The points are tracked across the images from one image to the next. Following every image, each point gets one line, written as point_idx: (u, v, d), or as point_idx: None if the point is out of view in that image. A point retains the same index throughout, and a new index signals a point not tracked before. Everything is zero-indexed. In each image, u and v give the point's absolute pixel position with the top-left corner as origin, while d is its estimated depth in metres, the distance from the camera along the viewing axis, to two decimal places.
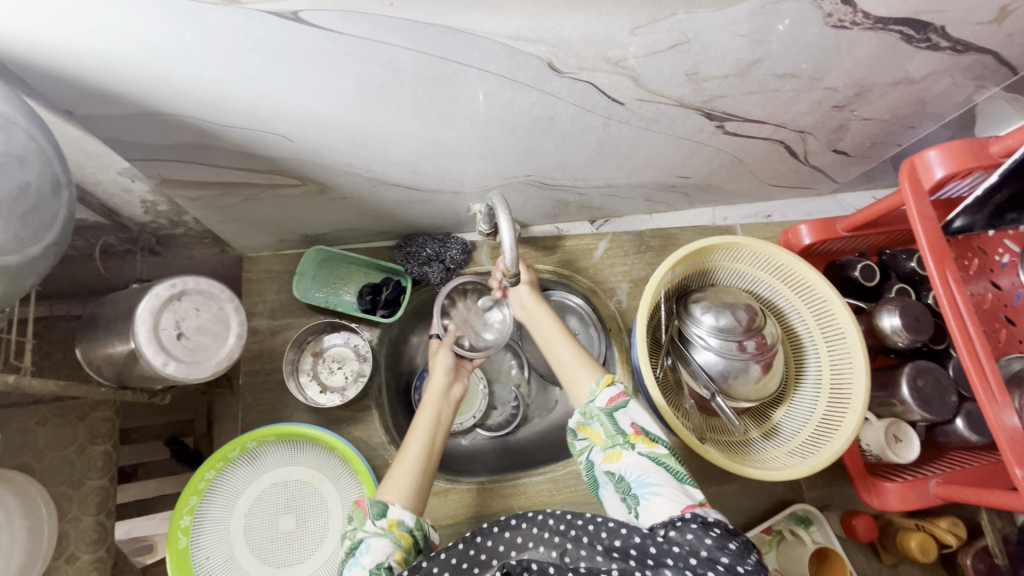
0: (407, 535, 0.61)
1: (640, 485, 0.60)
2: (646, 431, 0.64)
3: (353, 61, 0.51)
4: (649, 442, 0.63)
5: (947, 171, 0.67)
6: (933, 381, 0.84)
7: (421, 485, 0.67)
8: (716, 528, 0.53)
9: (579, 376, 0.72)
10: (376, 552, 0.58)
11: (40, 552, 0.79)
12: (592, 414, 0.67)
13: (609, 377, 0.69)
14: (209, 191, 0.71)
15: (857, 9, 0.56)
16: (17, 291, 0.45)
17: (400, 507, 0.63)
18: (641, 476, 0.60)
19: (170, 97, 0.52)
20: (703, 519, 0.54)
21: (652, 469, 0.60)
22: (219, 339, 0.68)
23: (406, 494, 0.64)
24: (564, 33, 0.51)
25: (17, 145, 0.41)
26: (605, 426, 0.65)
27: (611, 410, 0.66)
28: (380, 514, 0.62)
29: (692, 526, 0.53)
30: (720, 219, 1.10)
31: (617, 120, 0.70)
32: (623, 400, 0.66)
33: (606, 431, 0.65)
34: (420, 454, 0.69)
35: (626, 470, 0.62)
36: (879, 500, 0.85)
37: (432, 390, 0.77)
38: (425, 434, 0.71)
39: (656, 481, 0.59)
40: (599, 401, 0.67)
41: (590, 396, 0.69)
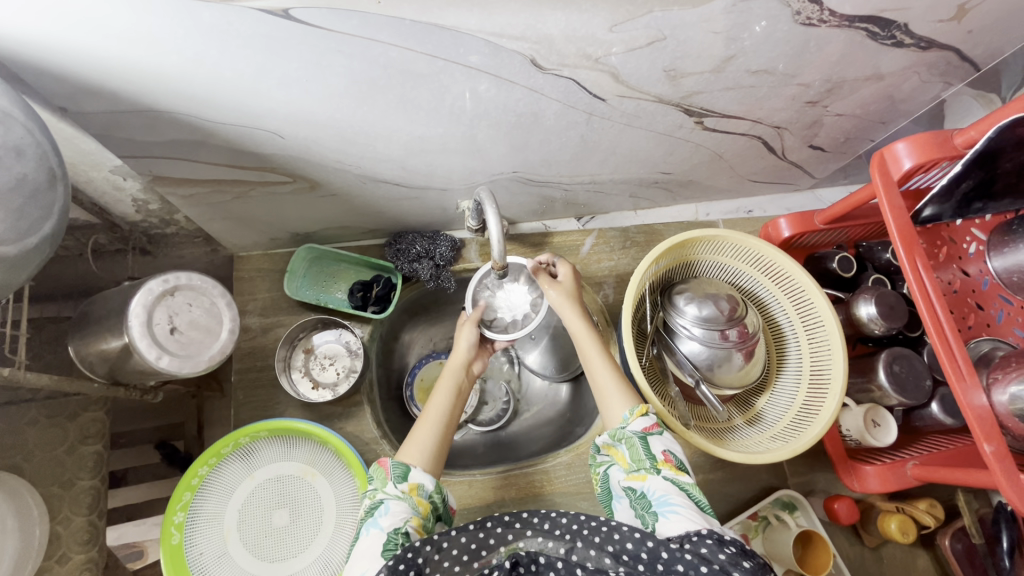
0: (425, 502, 0.64)
1: (660, 504, 0.61)
2: (675, 460, 0.65)
3: (342, 58, 0.53)
4: (676, 470, 0.64)
5: (914, 162, 0.70)
6: (908, 367, 0.86)
7: (438, 450, 0.70)
8: (732, 546, 0.52)
9: (613, 399, 0.73)
10: (395, 516, 0.60)
11: (31, 552, 0.79)
12: (622, 437, 0.69)
13: (645, 407, 0.70)
14: (201, 189, 0.72)
15: (824, 7, 0.59)
16: (14, 282, 0.46)
17: (420, 470, 0.66)
18: (663, 496, 0.61)
19: (165, 94, 0.53)
20: (719, 537, 0.53)
21: (675, 491, 0.61)
22: (211, 334, 0.69)
23: (425, 457, 0.68)
24: (546, 30, 0.53)
25: (15, 139, 0.43)
26: (633, 449, 0.67)
27: (645, 436, 0.67)
28: (402, 477, 0.64)
29: (708, 541, 0.53)
30: (703, 215, 1.13)
31: (599, 116, 0.72)
32: (657, 429, 0.68)
33: (633, 454, 0.67)
34: (440, 420, 0.72)
35: (649, 490, 0.63)
36: (859, 484, 0.88)
37: (452, 361, 0.80)
38: (447, 403, 0.75)
39: (677, 502, 0.60)
40: (634, 426, 0.68)
41: (621, 422, 0.71)
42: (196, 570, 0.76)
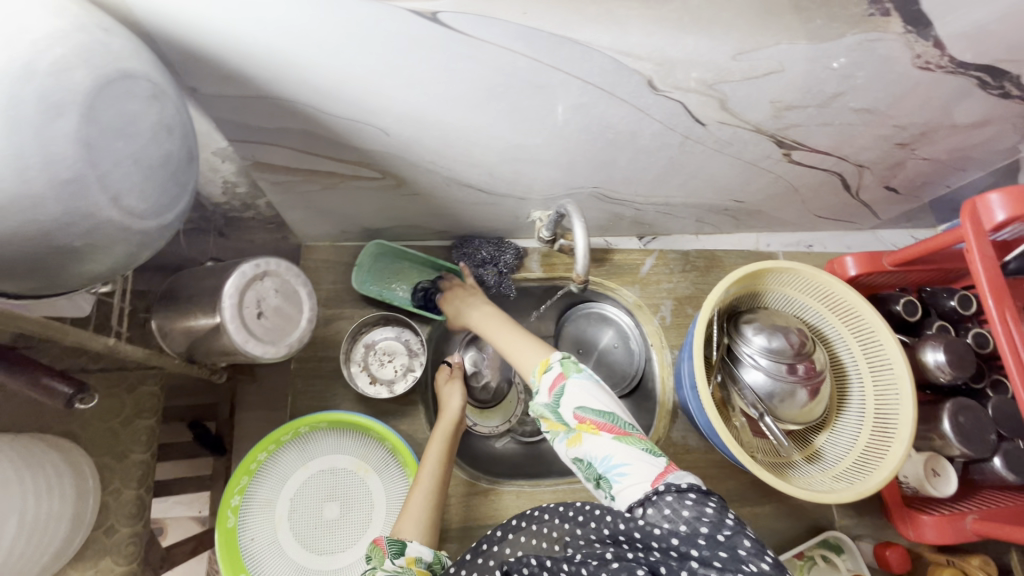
0: (425, 568, 0.63)
1: (607, 467, 0.59)
2: (591, 413, 0.61)
3: (471, 64, 0.53)
4: (598, 424, 0.61)
5: (1008, 215, 0.70)
6: (974, 419, 0.85)
7: (432, 518, 0.71)
8: (690, 494, 0.53)
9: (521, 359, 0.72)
10: None
11: (83, 521, 0.80)
12: (542, 412, 0.65)
13: (545, 365, 0.67)
14: (294, 176, 0.73)
15: (945, 52, 0.59)
16: (140, 257, 0.46)
17: (418, 543, 0.66)
18: (606, 459, 0.59)
19: (293, 83, 0.54)
20: (676, 488, 0.53)
21: (612, 448, 0.59)
22: (293, 321, 0.70)
23: (420, 529, 0.69)
24: (672, 53, 0.54)
25: (168, 116, 0.43)
26: (553, 419, 0.64)
27: (555, 402, 0.64)
28: (399, 553, 0.63)
29: (667, 498, 0.53)
30: (763, 245, 1.12)
31: (693, 140, 0.72)
32: (561, 386, 0.64)
33: (556, 425, 0.64)
34: (431, 486, 0.73)
35: (588, 453, 0.61)
36: (915, 532, 0.87)
37: (441, 423, 0.82)
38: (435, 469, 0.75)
39: (622, 460, 0.59)
40: (542, 394, 0.65)
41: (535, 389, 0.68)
42: (247, 556, 0.75)
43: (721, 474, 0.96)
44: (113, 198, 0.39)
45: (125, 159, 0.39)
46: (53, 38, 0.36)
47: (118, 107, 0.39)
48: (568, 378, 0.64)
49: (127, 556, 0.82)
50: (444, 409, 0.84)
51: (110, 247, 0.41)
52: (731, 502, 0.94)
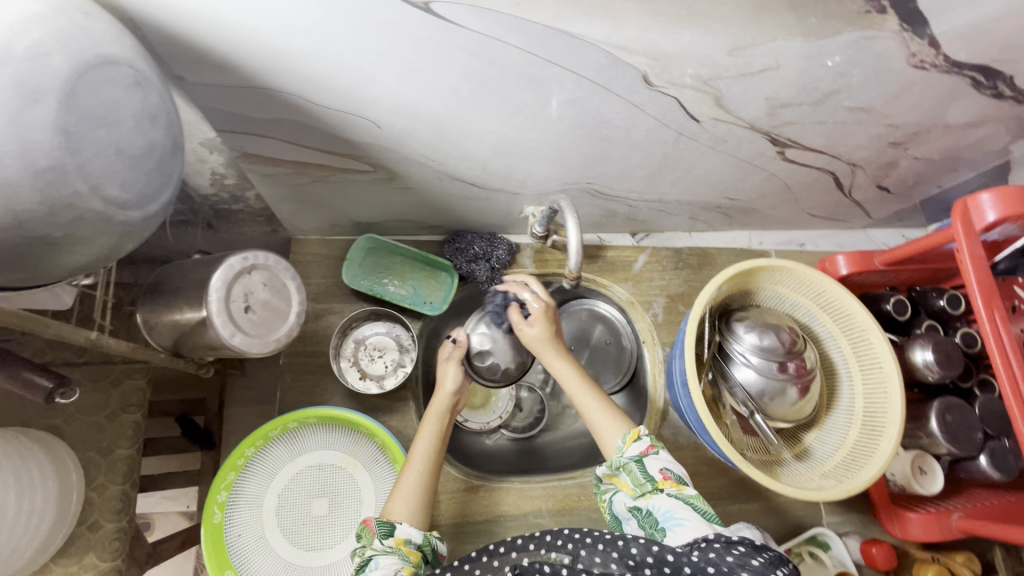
0: (416, 550, 0.64)
1: (665, 518, 0.60)
2: (675, 476, 0.65)
3: (464, 56, 0.52)
4: (678, 486, 0.64)
5: (999, 215, 0.70)
6: (960, 418, 0.86)
7: (424, 502, 0.70)
8: (741, 546, 0.51)
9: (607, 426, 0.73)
10: (386, 569, 0.59)
11: (66, 518, 0.78)
12: (620, 465, 0.68)
13: (635, 434, 0.70)
14: (283, 169, 0.72)
15: (940, 52, 0.59)
16: (123, 249, 0.45)
17: (407, 525, 0.65)
18: (668, 511, 0.61)
19: (283, 72, 0.53)
20: (727, 539, 0.52)
21: (679, 506, 0.61)
22: (282, 316, 0.69)
23: (411, 511, 0.68)
24: (668, 47, 0.53)
25: (151, 103, 0.41)
26: (634, 474, 0.67)
27: (641, 459, 0.67)
28: (387, 534, 0.63)
29: (715, 545, 0.52)
30: (756, 244, 1.12)
31: (688, 137, 0.71)
32: (652, 451, 0.68)
33: (634, 480, 0.66)
34: (424, 470, 0.72)
35: (655, 507, 0.63)
36: (901, 530, 0.87)
37: (435, 405, 0.80)
38: (427, 449, 0.75)
39: (683, 515, 0.60)
40: (630, 451, 0.68)
41: (616, 450, 0.70)
42: (234, 552, 0.75)
43: (711, 471, 0.96)
44: (95, 188, 0.38)
45: (107, 148, 0.38)
46: (32, 22, 0.35)
47: (100, 94, 0.37)
48: (659, 446, 0.69)
49: (112, 552, 0.81)
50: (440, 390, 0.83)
51: (92, 239, 0.40)
52: (722, 499, 0.94)
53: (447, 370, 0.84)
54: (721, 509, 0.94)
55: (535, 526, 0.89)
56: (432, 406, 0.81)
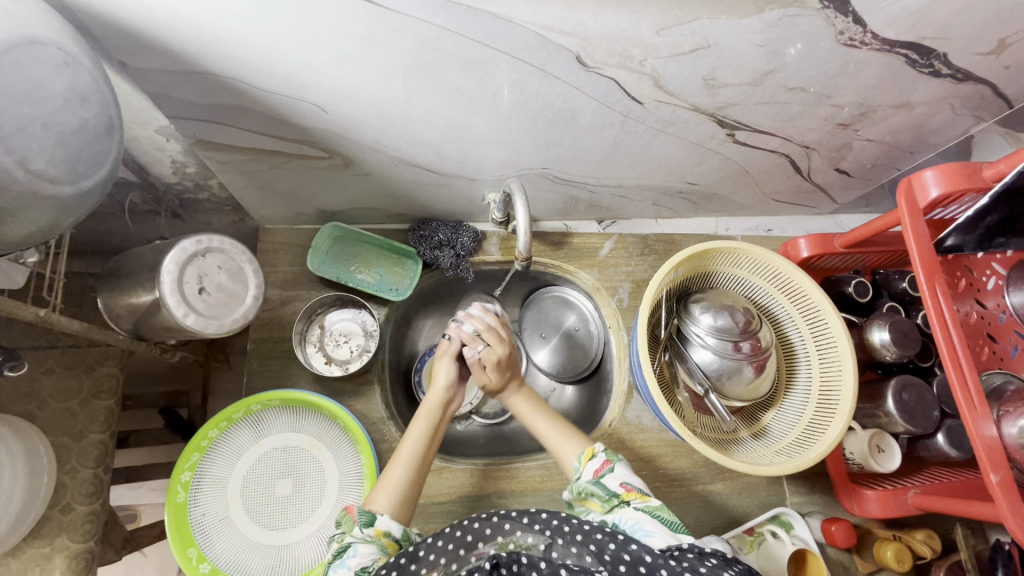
0: (395, 543, 0.63)
1: (633, 532, 0.60)
2: (637, 488, 0.65)
3: (396, 38, 0.54)
4: (643, 497, 0.63)
5: (941, 191, 0.71)
6: (917, 396, 0.86)
7: (409, 495, 0.69)
8: (713, 557, 0.51)
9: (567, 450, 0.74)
10: (363, 557, 0.60)
11: (37, 499, 0.79)
12: (582, 489, 0.68)
13: (590, 451, 0.71)
14: (240, 155, 0.74)
15: (867, 29, 0.61)
16: (60, 225, 0.47)
17: (387, 516, 0.64)
18: (635, 524, 0.61)
19: (221, 56, 0.55)
20: (700, 550, 0.52)
21: (645, 519, 0.60)
22: (237, 299, 0.71)
23: (393, 503, 0.67)
24: (595, 28, 0.55)
25: (82, 84, 0.44)
26: (597, 493, 0.66)
27: (598, 479, 0.67)
28: (368, 523, 0.63)
29: (688, 555, 0.52)
30: (723, 230, 1.13)
31: (634, 119, 0.73)
32: (608, 467, 0.68)
33: (601, 498, 0.66)
34: (411, 462, 0.71)
35: (621, 521, 0.62)
36: (859, 507, 0.89)
37: (430, 399, 0.78)
38: (419, 443, 0.73)
39: (650, 529, 0.59)
40: (586, 473, 0.68)
41: (576, 473, 0.70)
42: (197, 530, 0.77)
43: (675, 452, 0.97)
44: (20, 161, 0.40)
45: (32, 124, 0.40)
46: None
47: (23, 71, 0.39)
48: (613, 461, 0.68)
49: (83, 534, 0.82)
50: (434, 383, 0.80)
51: (23, 213, 0.42)
52: (684, 480, 0.96)
53: (442, 366, 0.81)
54: (684, 489, 0.95)
55: (499, 507, 0.91)
56: (426, 401, 0.78)
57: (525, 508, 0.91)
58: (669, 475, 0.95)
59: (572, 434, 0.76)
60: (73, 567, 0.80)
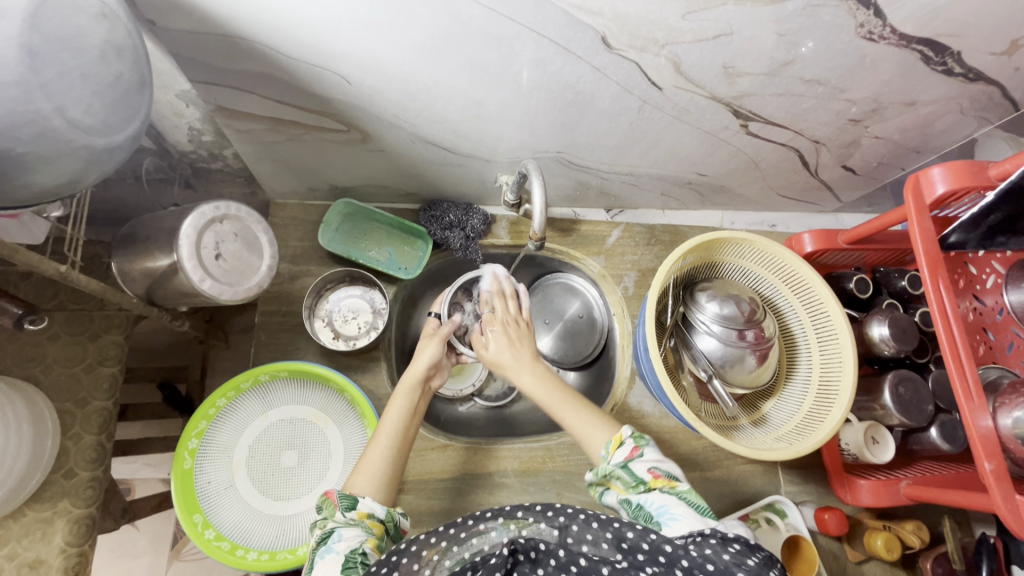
0: (378, 523, 0.63)
1: (659, 513, 0.59)
2: (664, 473, 0.64)
3: (426, 9, 0.55)
4: (669, 482, 0.63)
5: (948, 188, 0.72)
6: (913, 390, 0.88)
7: (390, 476, 0.69)
8: (736, 543, 0.51)
9: (597, 432, 0.72)
10: (350, 540, 0.58)
11: (41, 463, 0.76)
12: (608, 472, 0.67)
13: (617, 440, 0.69)
14: (258, 125, 0.74)
15: (886, 23, 0.62)
16: (90, 178, 0.47)
17: (370, 499, 0.64)
18: (662, 506, 0.60)
19: (252, 20, 0.55)
20: (722, 535, 0.52)
21: (672, 501, 0.60)
22: (253, 266, 0.71)
23: (374, 485, 0.67)
24: (622, 9, 0.56)
25: (117, 36, 0.44)
26: (624, 479, 0.65)
27: (627, 463, 0.66)
28: (350, 506, 0.62)
29: (711, 541, 0.52)
30: (728, 224, 1.15)
31: (651, 105, 0.74)
32: (638, 452, 0.67)
33: (627, 483, 0.65)
34: (391, 446, 0.71)
35: (647, 502, 0.62)
36: (852, 496, 0.91)
37: (408, 375, 0.78)
38: (397, 426, 0.73)
39: (677, 511, 0.58)
40: (615, 458, 0.67)
41: (603, 458, 0.69)
42: (203, 498, 0.77)
43: (674, 439, 0.99)
44: (58, 108, 0.40)
45: (70, 72, 0.41)
46: None
47: (62, 20, 0.40)
48: (642, 446, 0.67)
49: (85, 499, 0.79)
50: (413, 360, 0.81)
51: (56, 160, 0.42)
52: (682, 466, 0.97)
53: (428, 344, 0.82)
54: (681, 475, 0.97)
55: (500, 486, 0.92)
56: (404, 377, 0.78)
57: (526, 488, 0.92)
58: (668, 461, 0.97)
59: (602, 422, 0.73)
60: (73, 532, 0.77)
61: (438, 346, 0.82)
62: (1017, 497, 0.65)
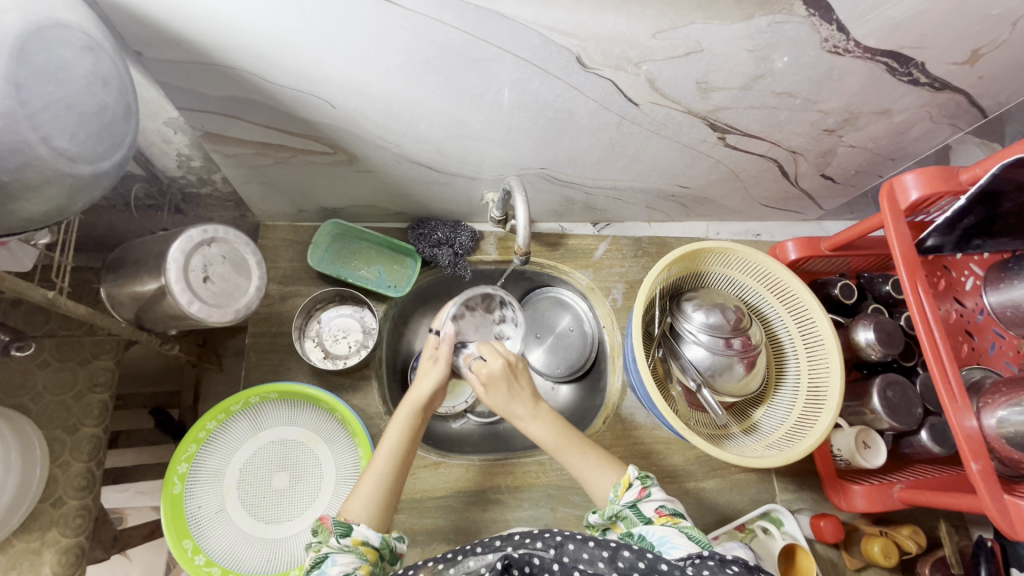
0: (373, 550, 0.63)
1: (660, 544, 0.60)
2: (671, 511, 0.64)
3: (404, 34, 0.56)
4: (674, 519, 0.63)
5: (921, 193, 0.74)
6: (901, 393, 0.89)
7: (385, 502, 0.68)
8: (734, 565, 0.50)
9: (602, 476, 0.73)
10: (342, 567, 0.59)
11: (29, 492, 0.75)
12: (614, 513, 0.67)
13: (625, 481, 0.69)
14: (246, 150, 0.76)
15: (849, 37, 0.64)
16: (77, 205, 0.48)
17: (364, 526, 0.64)
18: (663, 536, 0.60)
19: (236, 48, 0.57)
20: (721, 557, 0.51)
21: (673, 532, 0.60)
22: (240, 289, 0.72)
23: (369, 512, 0.66)
24: (596, 30, 0.58)
25: (103, 68, 0.45)
26: (630, 519, 0.65)
27: (635, 502, 0.66)
28: (345, 533, 0.62)
29: (709, 563, 0.51)
30: (713, 233, 1.17)
31: (630, 121, 0.76)
32: (646, 493, 0.67)
33: (631, 524, 0.65)
34: (387, 473, 0.70)
35: (649, 533, 0.62)
36: (847, 502, 0.92)
37: (406, 402, 0.75)
38: (394, 455, 0.71)
39: (677, 542, 0.59)
40: (624, 498, 0.67)
41: (611, 498, 0.70)
42: (193, 523, 0.76)
43: (668, 449, 0.99)
44: (44, 137, 0.42)
45: (56, 103, 0.42)
46: None
47: (50, 53, 0.41)
48: (649, 483, 0.68)
49: (75, 528, 0.78)
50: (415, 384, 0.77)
51: (41, 188, 0.43)
52: (676, 476, 0.97)
53: (430, 367, 0.78)
54: (676, 486, 0.96)
55: (495, 501, 0.92)
56: (404, 402, 0.76)
57: (520, 503, 0.92)
58: (662, 472, 0.97)
59: (610, 464, 0.74)
60: (63, 562, 0.76)
61: (441, 373, 0.77)
62: (1005, 496, 0.65)
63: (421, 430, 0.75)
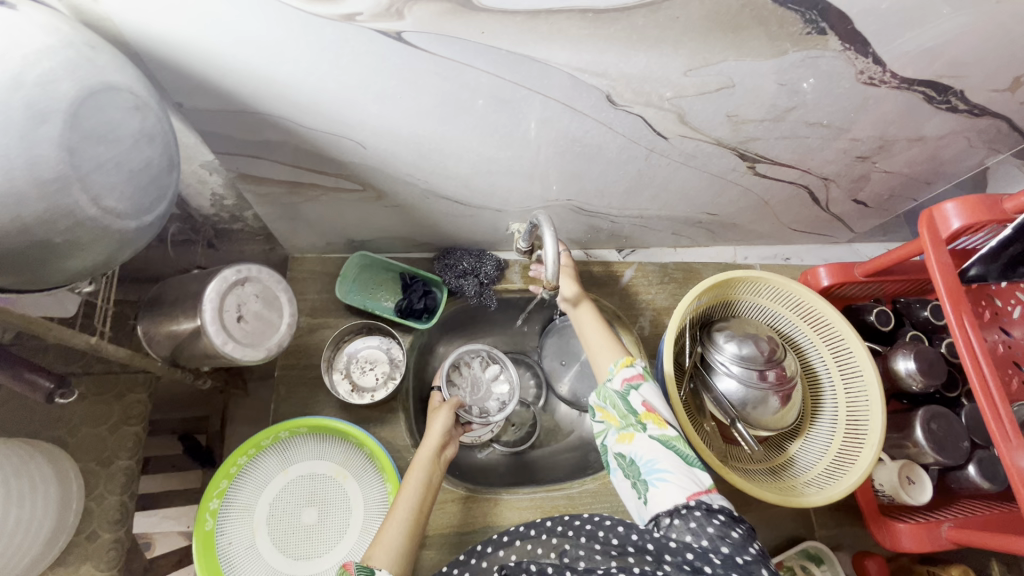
0: None
1: (648, 470, 0.63)
2: (657, 412, 0.67)
3: (437, 80, 0.57)
4: (660, 425, 0.66)
5: (963, 223, 0.71)
6: (946, 426, 0.86)
7: (408, 548, 0.67)
8: (719, 515, 0.57)
9: (602, 356, 0.77)
10: None
11: (65, 525, 0.76)
12: (609, 396, 0.71)
13: (629, 361, 0.73)
14: (278, 189, 0.77)
15: (886, 68, 0.63)
16: (121, 257, 0.49)
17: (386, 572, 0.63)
18: (652, 461, 0.63)
19: (273, 97, 0.58)
20: (707, 507, 0.57)
21: (662, 454, 0.63)
22: (273, 326, 0.72)
23: (392, 558, 0.65)
24: (626, 69, 0.58)
25: (149, 125, 0.46)
26: (618, 406, 0.69)
27: (626, 393, 0.69)
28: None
29: (695, 514, 0.57)
30: (741, 258, 1.15)
31: (658, 153, 0.75)
32: (639, 381, 0.70)
33: (619, 412, 0.69)
34: (409, 517, 0.69)
35: (638, 454, 0.65)
36: (891, 541, 0.87)
37: (423, 450, 0.77)
38: (413, 502, 0.71)
39: (666, 467, 0.62)
40: (618, 380, 0.71)
41: (610, 376, 0.73)
42: (223, 559, 0.77)
43: None
44: (94, 198, 0.43)
45: (106, 163, 0.43)
46: (43, 54, 0.40)
47: (101, 115, 0.43)
48: (647, 378, 0.70)
49: (108, 562, 0.79)
50: (428, 432, 0.80)
51: (90, 245, 0.44)
52: None
53: (438, 414, 0.83)
54: None
55: None
56: (420, 451, 0.77)
57: None
58: None
59: (614, 346, 0.77)
60: None
61: (449, 415, 0.82)
62: None
63: (439, 477, 0.76)
